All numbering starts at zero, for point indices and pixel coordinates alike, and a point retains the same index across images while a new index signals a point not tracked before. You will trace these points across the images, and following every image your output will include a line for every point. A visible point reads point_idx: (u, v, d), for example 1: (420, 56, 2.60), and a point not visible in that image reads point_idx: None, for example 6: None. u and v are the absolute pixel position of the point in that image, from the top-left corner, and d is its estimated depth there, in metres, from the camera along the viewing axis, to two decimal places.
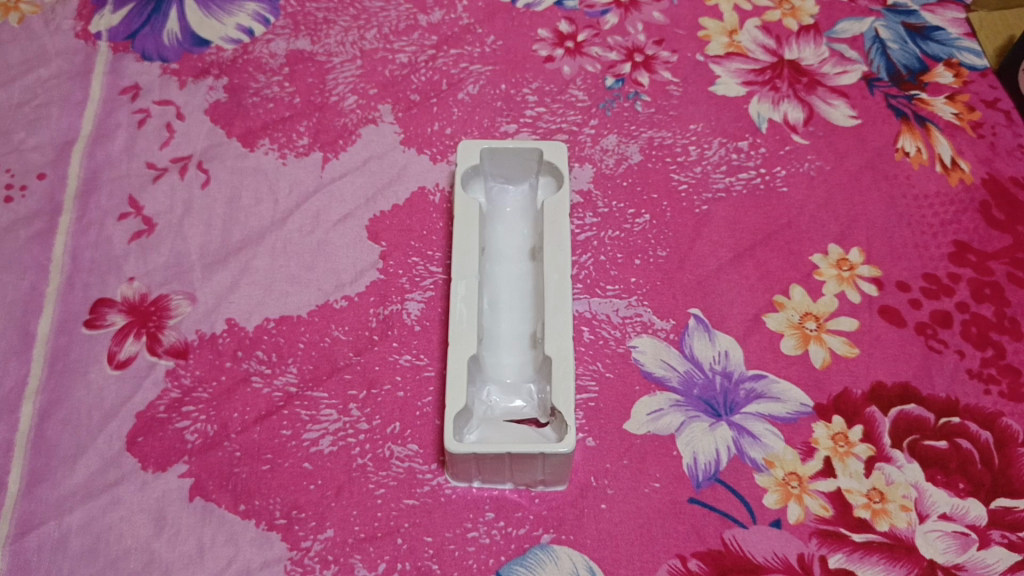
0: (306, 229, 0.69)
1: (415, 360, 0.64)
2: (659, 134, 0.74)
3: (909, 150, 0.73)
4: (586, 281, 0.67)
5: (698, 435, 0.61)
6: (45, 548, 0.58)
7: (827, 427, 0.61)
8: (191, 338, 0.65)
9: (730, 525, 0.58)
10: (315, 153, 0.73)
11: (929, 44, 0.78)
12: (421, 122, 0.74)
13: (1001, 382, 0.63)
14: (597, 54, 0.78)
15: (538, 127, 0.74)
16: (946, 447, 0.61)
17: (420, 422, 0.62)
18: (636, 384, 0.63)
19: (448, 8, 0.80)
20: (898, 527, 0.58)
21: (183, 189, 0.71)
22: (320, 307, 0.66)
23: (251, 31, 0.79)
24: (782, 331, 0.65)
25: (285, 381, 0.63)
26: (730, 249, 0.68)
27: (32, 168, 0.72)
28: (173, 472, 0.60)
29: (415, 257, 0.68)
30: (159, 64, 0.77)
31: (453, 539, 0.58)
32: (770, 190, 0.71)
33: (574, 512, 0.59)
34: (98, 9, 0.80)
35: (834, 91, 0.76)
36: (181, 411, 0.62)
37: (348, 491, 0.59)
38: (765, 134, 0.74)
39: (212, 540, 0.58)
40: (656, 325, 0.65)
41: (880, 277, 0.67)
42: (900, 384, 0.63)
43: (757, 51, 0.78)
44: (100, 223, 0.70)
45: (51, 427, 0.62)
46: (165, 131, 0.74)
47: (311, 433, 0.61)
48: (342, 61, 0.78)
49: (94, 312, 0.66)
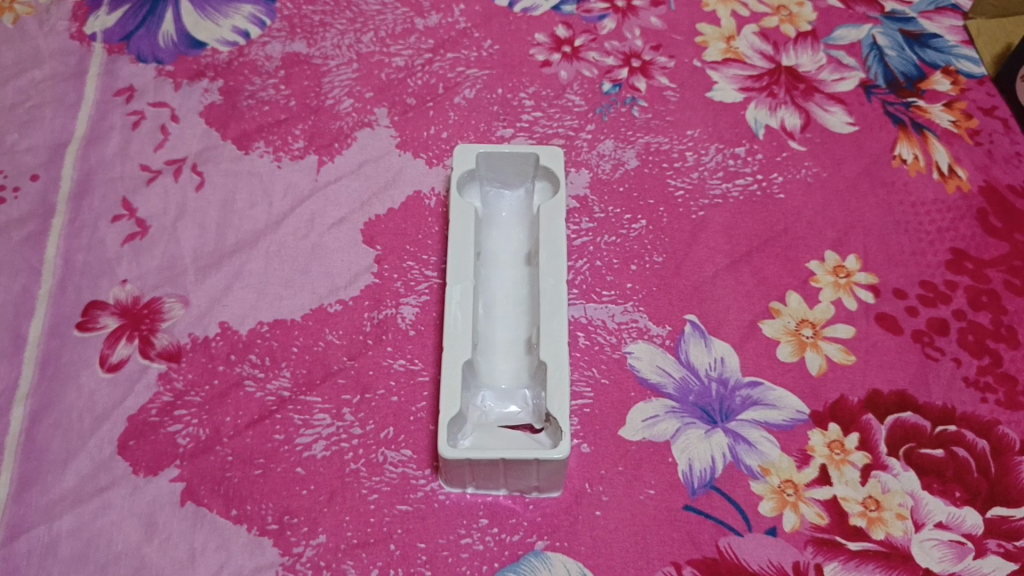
0: (300, 233, 0.69)
1: (410, 365, 0.63)
2: (656, 139, 0.73)
3: (906, 157, 0.73)
4: (582, 286, 0.66)
5: (693, 442, 0.60)
6: (34, 554, 0.57)
7: (823, 434, 0.61)
8: (184, 342, 0.64)
9: (726, 533, 0.58)
10: (310, 156, 0.72)
11: (926, 52, 0.78)
12: (417, 126, 0.74)
13: (998, 390, 0.63)
14: (594, 59, 0.78)
15: (534, 131, 0.74)
16: (943, 455, 0.60)
17: (414, 427, 0.61)
18: (631, 391, 0.62)
19: (445, 12, 0.80)
20: (895, 536, 0.58)
21: (177, 191, 0.71)
22: (314, 311, 0.66)
23: (247, 33, 0.79)
24: (778, 337, 0.65)
25: (278, 386, 0.63)
26: (727, 255, 0.68)
27: (25, 169, 0.71)
28: (165, 477, 0.60)
29: (410, 261, 0.67)
30: (154, 66, 0.77)
31: (447, 545, 0.57)
32: (767, 196, 0.71)
33: (569, 519, 0.58)
34: (93, 10, 0.79)
35: (832, 97, 0.76)
36: (173, 415, 0.62)
37: (341, 497, 0.59)
38: (762, 141, 0.73)
39: (203, 545, 0.58)
40: (652, 332, 0.65)
41: (877, 285, 0.67)
42: (896, 392, 0.63)
43: (754, 58, 0.78)
44: (93, 225, 0.69)
45: (42, 430, 0.61)
46: (159, 133, 0.74)
47: (305, 438, 0.61)
48: (339, 64, 0.77)
49: (85, 316, 0.66)
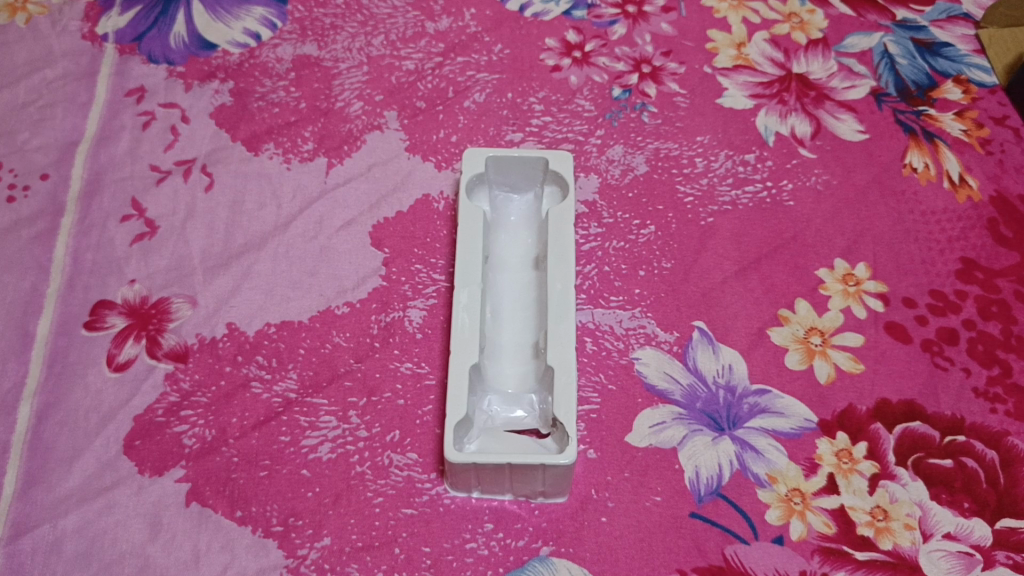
0: (309, 235, 0.69)
1: (416, 368, 0.63)
2: (665, 145, 0.73)
3: (917, 166, 0.72)
4: (590, 291, 0.66)
5: (700, 450, 0.60)
6: (39, 552, 0.57)
7: (831, 443, 0.61)
8: (191, 342, 0.64)
9: (731, 541, 0.58)
10: (319, 158, 0.72)
11: (937, 60, 0.78)
12: (426, 130, 0.74)
13: (1007, 401, 0.62)
14: (605, 65, 0.78)
15: (543, 136, 0.74)
16: (952, 466, 0.60)
17: (420, 431, 0.61)
18: (638, 397, 0.62)
19: (455, 16, 0.80)
20: (903, 547, 0.57)
21: (186, 192, 0.71)
22: (321, 313, 0.66)
23: (258, 35, 0.79)
24: (786, 345, 0.64)
25: (285, 388, 0.63)
26: (735, 262, 0.68)
27: (36, 168, 0.72)
28: (170, 477, 0.60)
29: (418, 264, 0.67)
30: (164, 67, 0.77)
31: (451, 550, 0.57)
32: (777, 203, 0.71)
33: (574, 525, 0.58)
34: (105, 10, 0.80)
35: (842, 105, 0.75)
36: (179, 416, 0.62)
37: (346, 499, 0.59)
38: (772, 148, 0.73)
39: (208, 546, 0.57)
40: (660, 338, 0.64)
41: (886, 293, 0.66)
42: (905, 401, 0.62)
43: (765, 65, 0.78)
44: (102, 225, 0.69)
45: (48, 429, 0.61)
46: (169, 134, 0.74)
47: (310, 440, 0.61)
48: (349, 67, 0.77)
49: (94, 315, 0.66)
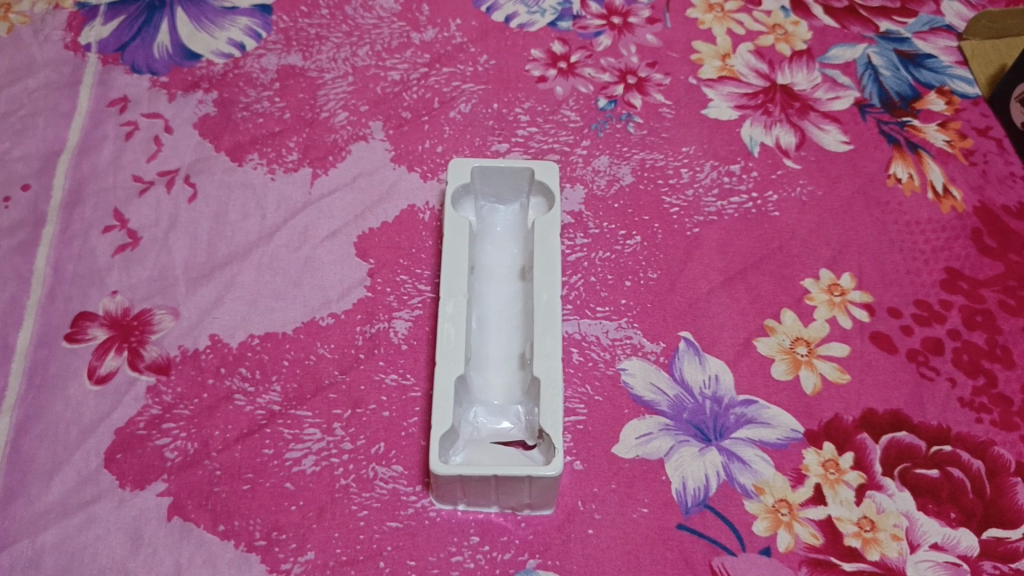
0: (293, 245, 0.68)
1: (401, 379, 0.63)
2: (651, 155, 0.73)
3: (901, 176, 0.73)
4: (576, 302, 0.66)
5: (687, 460, 0.60)
6: (18, 567, 0.56)
7: (817, 453, 0.61)
8: (174, 354, 0.64)
9: (719, 552, 0.57)
10: (304, 168, 0.72)
11: (921, 72, 0.78)
12: (412, 140, 0.74)
13: (993, 411, 0.63)
14: (590, 75, 0.78)
15: (529, 146, 0.74)
16: (939, 476, 0.60)
17: (405, 443, 0.60)
18: (624, 408, 0.62)
19: (441, 27, 0.80)
20: (889, 557, 0.57)
21: (170, 202, 0.70)
22: (305, 325, 0.65)
23: (242, 45, 0.79)
24: (773, 355, 0.64)
25: (268, 400, 0.62)
26: (721, 272, 0.68)
27: (17, 179, 0.71)
28: (151, 490, 0.59)
29: (404, 275, 0.67)
30: (148, 77, 0.77)
31: (437, 563, 0.56)
32: (762, 213, 0.71)
33: (561, 537, 0.57)
34: (89, 20, 0.79)
35: (826, 116, 0.76)
36: (161, 428, 0.61)
37: (330, 513, 0.58)
38: (757, 158, 0.73)
39: (189, 560, 0.57)
40: (646, 348, 0.64)
41: (871, 303, 0.67)
42: (891, 411, 0.62)
43: (750, 76, 0.78)
44: (84, 235, 0.69)
45: (27, 442, 0.61)
46: (153, 144, 0.73)
47: (294, 453, 0.60)
48: (334, 77, 0.77)
49: (74, 326, 0.65)
